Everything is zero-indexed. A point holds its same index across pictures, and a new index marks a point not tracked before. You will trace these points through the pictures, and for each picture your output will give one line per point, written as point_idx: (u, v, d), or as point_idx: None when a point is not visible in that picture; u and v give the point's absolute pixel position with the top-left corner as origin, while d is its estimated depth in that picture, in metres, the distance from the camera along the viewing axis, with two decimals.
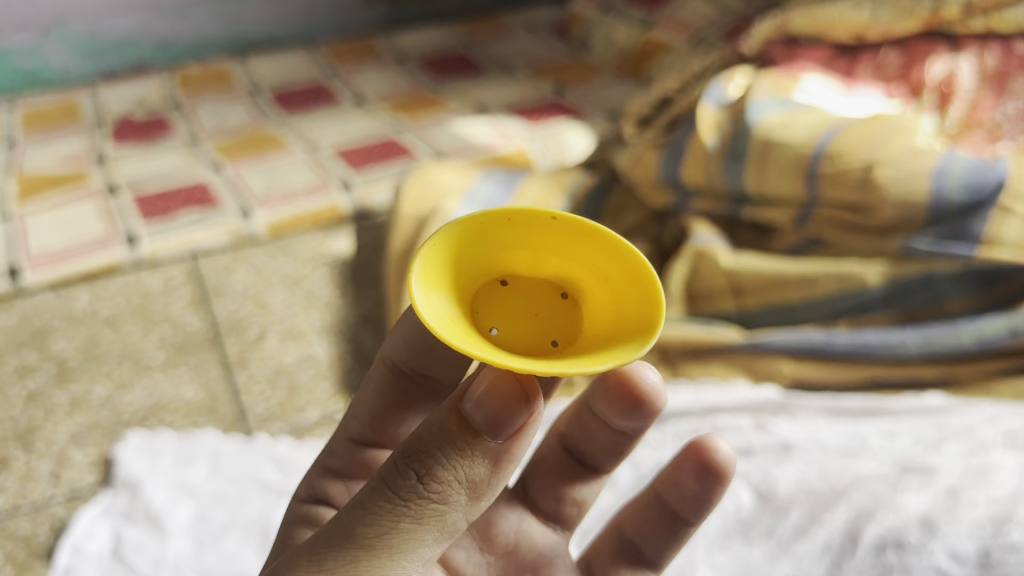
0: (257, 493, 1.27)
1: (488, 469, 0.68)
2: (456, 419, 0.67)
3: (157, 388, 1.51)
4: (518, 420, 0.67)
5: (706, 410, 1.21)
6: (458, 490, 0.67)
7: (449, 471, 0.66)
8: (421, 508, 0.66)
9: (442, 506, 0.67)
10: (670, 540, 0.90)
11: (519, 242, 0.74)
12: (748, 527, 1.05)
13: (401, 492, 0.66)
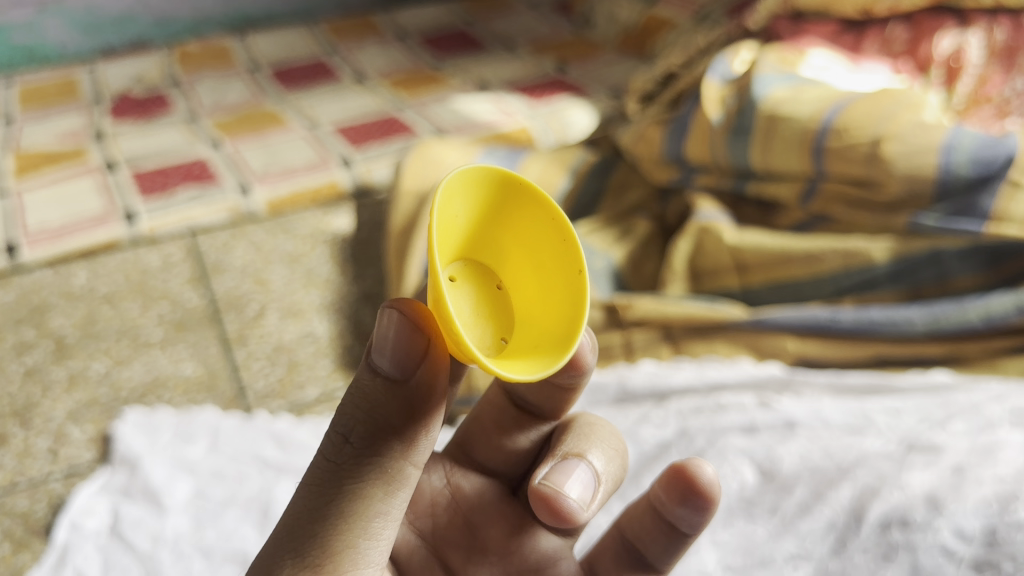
0: (257, 470, 1.25)
1: (410, 407, 0.68)
2: (368, 371, 0.68)
3: (156, 364, 1.50)
4: (419, 345, 0.66)
5: (710, 386, 1.20)
6: (386, 437, 0.67)
7: (370, 421, 0.67)
8: (356, 466, 0.67)
9: (376, 458, 0.67)
10: (672, 548, 0.86)
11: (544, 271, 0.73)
12: (751, 504, 1.05)
13: (337, 458, 0.68)
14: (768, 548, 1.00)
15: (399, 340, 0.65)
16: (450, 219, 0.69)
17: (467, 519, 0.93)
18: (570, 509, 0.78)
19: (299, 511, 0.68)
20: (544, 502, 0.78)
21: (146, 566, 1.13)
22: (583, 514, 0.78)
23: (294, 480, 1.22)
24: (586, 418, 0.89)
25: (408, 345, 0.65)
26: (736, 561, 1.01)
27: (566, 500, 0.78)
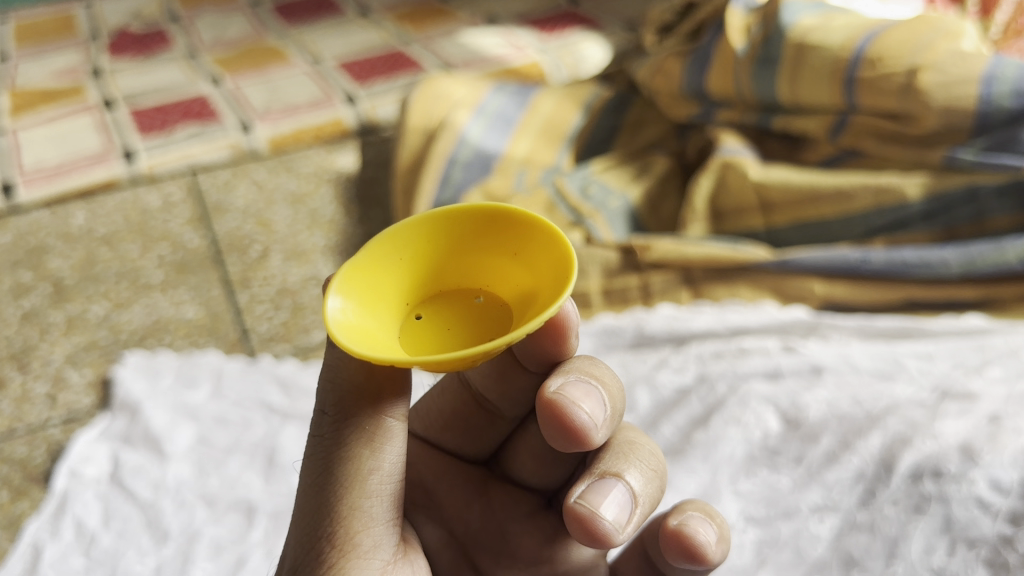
0: (261, 417, 1.21)
1: (370, 363, 0.64)
2: (328, 349, 0.66)
3: (157, 307, 1.45)
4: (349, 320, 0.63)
5: (732, 331, 1.15)
6: (352, 396, 0.64)
7: (335, 387, 0.65)
8: (335, 430, 0.64)
9: (348, 417, 0.64)
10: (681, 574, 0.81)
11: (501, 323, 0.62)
12: (775, 453, 1.00)
13: (321, 432, 0.65)
14: (792, 499, 0.96)
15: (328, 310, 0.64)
16: (499, 249, 0.68)
17: (503, 527, 0.87)
18: (605, 533, 0.67)
19: (303, 495, 0.65)
20: (576, 520, 0.68)
21: (147, 515, 1.10)
22: (620, 535, 0.68)
23: (299, 426, 1.18)
24: (626, 435, 0.76)
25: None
26: (759, 511, 0.97)
27: (601, 522, 0.67)
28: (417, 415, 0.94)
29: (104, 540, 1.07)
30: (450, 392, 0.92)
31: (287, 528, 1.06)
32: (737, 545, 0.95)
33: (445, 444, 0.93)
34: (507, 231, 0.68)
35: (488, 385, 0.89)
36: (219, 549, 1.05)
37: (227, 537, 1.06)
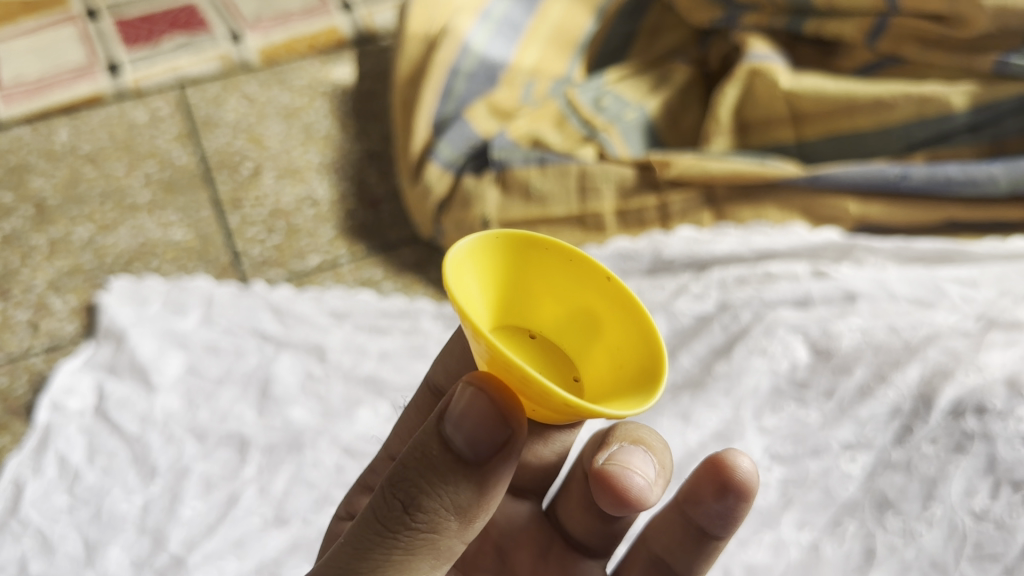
0: (254, 347, 1.13)
1: (478, 486, 0.56)
2: (430, 448, 0.55)
3: (144, 228, 1.37)
4: (486, 433, 0.53)
5: (759, 255, 1.07)
6: (441, 509, 0.55)
7: (424, 489, 0.55)
8: (407, 536, 0.55)
9: (430, 530, 0.55)
10: (702, 553, 0.74)
11: (611, 337, 0.60)
12: (804, 386, 0.93)
13: (385, 523, 0.56)
14: (822, 436, 0.89)
15: (461, 411, 0.54)
16: (469, 297, 0.57)
17: (500, 545, 0.83)
18: (639, 487, 0.62)
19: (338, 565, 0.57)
20: (604, 485, 0.62)
21: (134, 451, 1.03)
22: (653, 495, 0.62)
23: (294, 356, 1.11)
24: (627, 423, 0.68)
25: (471, 424, 0.53)
26: (787, 448, 0.90)
27: (634, 474, 0.62)
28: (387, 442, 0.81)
29: (88, 477, 1.01)
30: (417, 405, 0.78)
31: (282, 464, 1.00)
32: (762, 484, 0.89)
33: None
34: (484, 272, 0.59)
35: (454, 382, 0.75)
36: (210, 486, 0.99)
37: (218, 474, 1.00)
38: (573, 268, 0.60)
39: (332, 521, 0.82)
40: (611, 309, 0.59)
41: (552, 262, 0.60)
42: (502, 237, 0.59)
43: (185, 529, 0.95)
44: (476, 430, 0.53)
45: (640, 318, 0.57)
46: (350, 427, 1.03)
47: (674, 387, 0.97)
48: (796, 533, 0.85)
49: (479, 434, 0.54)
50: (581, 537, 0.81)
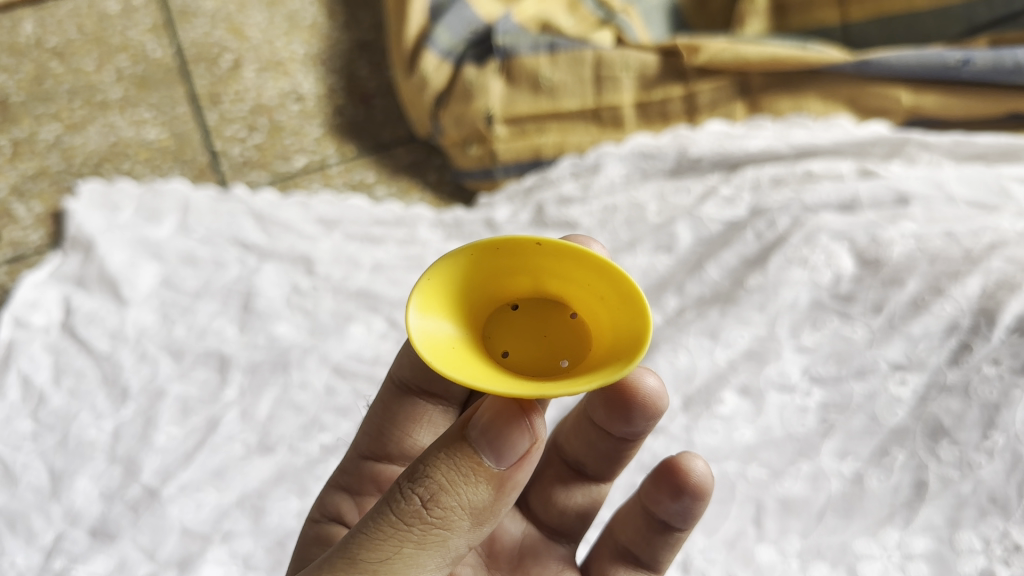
0: (234, 258, 1.02)
1: (497, 494, 0.50)
2: (452, 449, 0.48)
3: (115, 127, 1.25)
4: (511, 440, 0.48)
5: (798, 153, 0.98)
6: (459, 512, 0.48)
7: (442, 486, 0.48)
8: (419, 534, 0.48)
9: (444, 530, 0.48)
10: (665, 543, 0.66)
11: (574, 275, 0.52)
12: (848, 301, 0.84)
13: (395, 519, 0.48)
14: (868, 356, 0.80)
15: (488, 420, 0.48)
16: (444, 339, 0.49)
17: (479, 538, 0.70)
18: (652, 389, 0.60)
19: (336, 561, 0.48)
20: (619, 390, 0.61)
21: (104, 371, 0.94)
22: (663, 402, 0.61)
23: (279, 266, 1.00)
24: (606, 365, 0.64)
25: (496, 430, 0.48)
26: (829, 369, 0.81)
27: (647, 376, 0.59)
28: (354, 444, 0.71)
29: (54, 400, 0.92)
30: (382, 404, 0.69)
31: (266, 385, 0.89)
32: (799, 409, 0.80)
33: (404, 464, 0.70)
34: (439, 318, 0.50)
35: (422, 376, 0.67)
36: (187, 410, 0.89)
37: (195, 396, 0.90)
38: (502, 252, 0.51)
39: (304, 530, 0.69)
40: (560, 260, 0.51)
41: (478, 256, 0.51)
42: (423, 279, 0.50)
43: (160, 458, 0.86)
44: (502, 436, 0.48)
45: (577, 251, 0.50)
46: (340, 345, 0.92)
47: (700, 302, 0.88)
48: (838, 464, 0.76)
49: (507, 441, 0.48)
50: (551, 525, 0.72)
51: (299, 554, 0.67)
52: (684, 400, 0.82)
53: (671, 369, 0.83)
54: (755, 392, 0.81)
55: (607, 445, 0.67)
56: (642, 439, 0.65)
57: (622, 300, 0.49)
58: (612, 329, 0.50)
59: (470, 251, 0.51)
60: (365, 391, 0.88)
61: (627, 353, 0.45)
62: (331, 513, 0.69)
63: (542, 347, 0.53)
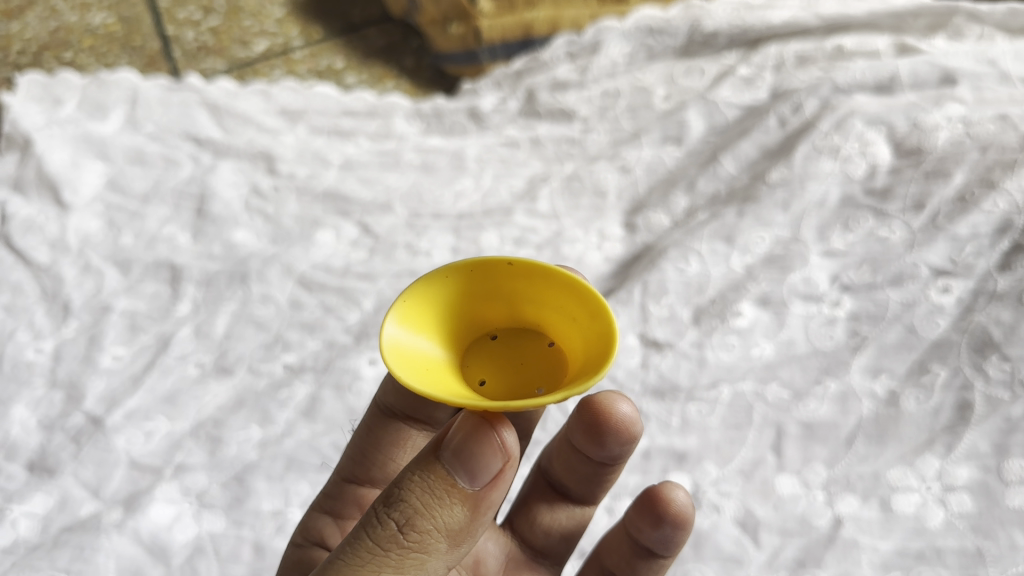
0: (187, 155, 0.92)
1: (472, 517, 0.43)
2: (424, 474, 0.42)
3: (58, 13, 1.12)
4: (486, 459, 0.42)
5: (828, 27, 0.89)
6: (437, 536, 0.42)
7: (418, 508, 0.42)
8: (397, 561, 0.42)
9: (421, 555, 0.42)
10: (649, 569, 0.59)
11: (547, 298, 0.48)
12: (885, 195, 0.74)
13: (370, 545, 0.42)
14: (906, 259, 0.70)
15: (459, 439, 0.42)
16: (417, 357, 0.44)
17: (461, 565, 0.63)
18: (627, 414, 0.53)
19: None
20: (588, 410, 0.53)
21: (43, 284, 0.82)
22: (639, 428, 0.54)
23: (238, 166, 0.89)
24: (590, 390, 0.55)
25: (470, 448, 0.42)
26: (862, 277, 0.71)
27: (621, 403, 0.52)
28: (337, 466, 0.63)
29: None
30: (365, 428, 0.62)
31: (226, 296, 0.79)
32: (827, 321, 0.70)
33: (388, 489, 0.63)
34: (412, 337, 0.45)
35: (410, 401, 0.60)
36: (135, 328, 0.79)
37: (145, 312, 0.80)
38: (479, 275, 0.48)
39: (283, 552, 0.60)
40: (534, 280, 0.48)
41: (459, 276, 0.48)
42: (400, 299, 0.46)
43: (105, 382, 0.75)
44: (476, 454, 0.42)
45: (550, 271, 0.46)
46: (304, 254, 0.81)
47: (713, 200, 0.80)
48: (869, 383, 0.67)
49: (482, 460, 0.42)
50: (534, 546, 0.64)
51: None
52: (695, 313, 0.74)
53: (680, 277, 0.75)
54: (772, 301, 0.72)
55: (587, 471, 0.59)
56: (624, 462, 0.57)
57: (592, 320, 0.45)
58: (583, 352, 0.45)
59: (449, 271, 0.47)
60: (334, 305, 0.78)
61: (600, 360, 0.41)
62: (313, 537, 0.60)
63: (520, 371, 0.48)
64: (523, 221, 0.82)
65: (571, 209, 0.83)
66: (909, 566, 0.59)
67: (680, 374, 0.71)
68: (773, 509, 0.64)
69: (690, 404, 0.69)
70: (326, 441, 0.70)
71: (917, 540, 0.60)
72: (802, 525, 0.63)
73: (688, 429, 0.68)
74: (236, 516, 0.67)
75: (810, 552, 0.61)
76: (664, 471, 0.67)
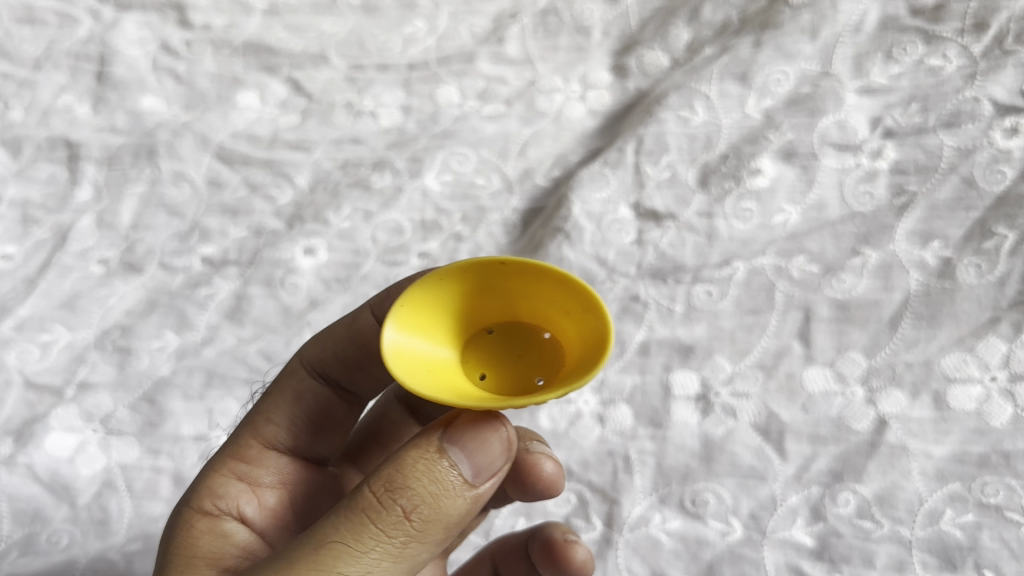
0: (86, 9, 0.74)
1: (463, 519, 0.35)
2: (418, 460, 0.34)
3: None
4: (494, 452, 0.35)
5: None
6: (436, 530, 0.34)
7: (427, 498, 0.34)
8: (396, 552, 0.34)
9: (416, 547, 0.34)
10: None
11: (542, 292, 0.38)
12: (937, 12, 0.59)
13: (367, 532, 0.33)
14: (964, 95, 0.56)
15: (462, 428, 0.35)
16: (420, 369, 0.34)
17: None
18: (548, 474, 0.46)
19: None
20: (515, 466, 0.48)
21: None
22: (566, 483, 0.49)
23: (146, 16, 0.73)
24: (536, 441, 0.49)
25: (480, 437, 0.35)
26: (910, 119, 0.57)
27: (543, 459, 0.46)
28: (247, 426, 0.48)
29: None
30: (291, 395, 0.49)
31: (136, 179, 0.66)
32: (866, 175, 0.57)
33: (303, 465, 0.49)
34: (412, 342, 0.35)
35: (354, 370, 0.51)
36: (28, 220, 0.65)
37: (39, 201, 0.66)
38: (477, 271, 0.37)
39: (181, 513, 0.43)
40: (529, 277, 0.37)
41: (454, 275, 0.37)
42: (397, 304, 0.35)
43: None
44: (488, 444, 0.35)
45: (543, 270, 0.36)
46: (222, 121, 0.68)
47: (722, 31, 0.66)
48: (917, 252, 0.54)
49: (491, 453, 0.35)
50: None
51: (183, 547, 0.42)
52: (702, 173, 0.60)
53: (681, 128, 0.62)
54: (796, 151, 0.59)
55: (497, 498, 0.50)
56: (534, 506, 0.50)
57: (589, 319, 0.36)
58: (579, 354, 0.36)
59: (445, 269, 0.37)
60: (261, 182, 0.64)
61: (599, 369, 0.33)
62: (224, 505, 0.44)
63: (524, 377, 0.37)
64: (487, 69, 0.68)
65: (547, 52, 0.68)
66: (972, 475, 0.47)
67: (685, 250, 0.58)
68: (801, 411, 0.51)
69: (696, 286, 0.57)
70: (253, 348, 0.57)
71: (979, 442, 0.47)
72: (837, 429, 0.50)
73: (694, 317, 0.56)
74: (152, 444, 0.55)
75: (848, 461, 0.49)
76: (666, 369, 0.55)
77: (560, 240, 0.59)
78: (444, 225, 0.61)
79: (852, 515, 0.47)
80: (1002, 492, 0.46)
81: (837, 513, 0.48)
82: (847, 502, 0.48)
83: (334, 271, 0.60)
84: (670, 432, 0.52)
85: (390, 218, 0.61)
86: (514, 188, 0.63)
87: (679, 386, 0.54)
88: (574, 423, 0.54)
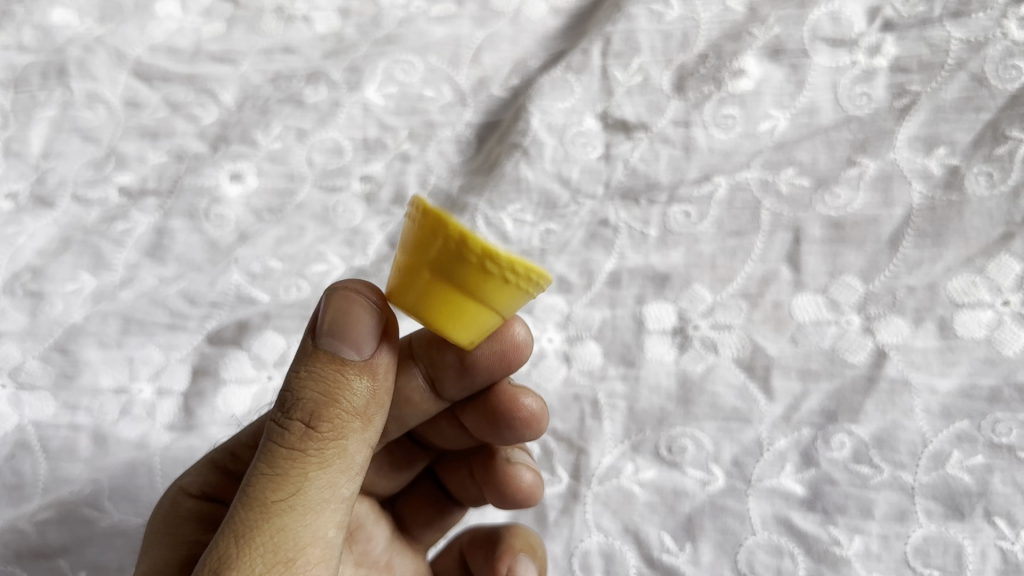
0: None
1: (371, 409, 0.31)
2: (304, 367, 0.31)
3: None
4: (363, 316, 0.31)
5: None
6: (345, 423, 0.30)
7: (320, 399, 0.30)
8: (316, 461, 0.30)
9: (336, 450, 0.30)
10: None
11: None
12: None
13: (277, 454, 0.30)
14: None
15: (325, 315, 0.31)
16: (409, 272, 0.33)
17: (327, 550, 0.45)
18: (528, 484, 0.43)
19: (225, 552, 0.29)
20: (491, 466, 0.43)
21: None
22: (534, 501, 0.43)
23: None
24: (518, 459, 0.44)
25: (341, 312, 0.31)
26: (912, 9, 0.50)
27: (523, 469, 0.43)
28: None
29: None
30: None
31: (45, 103, 0.58)
32: (864, 74, 0.50)
33: None
34: None
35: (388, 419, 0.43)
36: None
37: None
38: None
39: (169, 493, 0.41)
40: None
41: None
42: None
43: None
44: (350, 316, 0.31)
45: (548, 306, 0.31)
46: (139, 34, 0.61)
47: None
48: (920, 160, 0.47)
49: (356, 320, 0.31)
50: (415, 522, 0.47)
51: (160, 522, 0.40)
52: (677, 76, 0.54)
53: (653, 25, 0.55)
54: (785, 49, 0.52)
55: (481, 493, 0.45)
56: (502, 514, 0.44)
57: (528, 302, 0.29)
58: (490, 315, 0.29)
59: None
60: (183, 101, 0.59)
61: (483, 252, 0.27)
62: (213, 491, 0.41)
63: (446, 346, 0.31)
64: None
65: None
66: (983, 412, 0.41)
67: (659, 166, 0.52)
68: (790, 344, 0.45)
69: (672, 207, 0.51)
70: (174, 290, 0.51)
71: (990, 374, 0.42)
72: (831, 363, 0.44)
73: (670, 242, 0.50)
74: (69, 399, 0.48)
75: (843, 400, 0.43)
76: (638, 301, 0.49)
77: (517, 158, 0.53)
78: (389, 144, 0.56)
79: (847, 459, 0.42)
80: (1015, 430, 0.40)
81: (830, 457, 0.42)
82: (841, 445, 0.42)
83: (266, 200, 0.54)
84: (642, 372, 0.47)
85: (327, 136, 0.56)
86: (467, 100, 0.57)
87: (653, 320, 0.48)
88: (537, 364, 0.48)
